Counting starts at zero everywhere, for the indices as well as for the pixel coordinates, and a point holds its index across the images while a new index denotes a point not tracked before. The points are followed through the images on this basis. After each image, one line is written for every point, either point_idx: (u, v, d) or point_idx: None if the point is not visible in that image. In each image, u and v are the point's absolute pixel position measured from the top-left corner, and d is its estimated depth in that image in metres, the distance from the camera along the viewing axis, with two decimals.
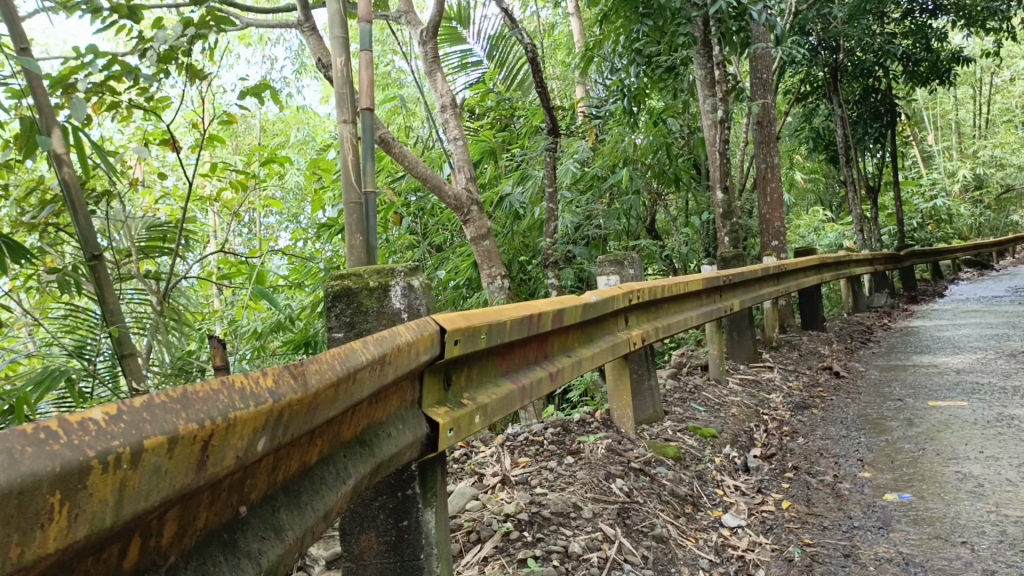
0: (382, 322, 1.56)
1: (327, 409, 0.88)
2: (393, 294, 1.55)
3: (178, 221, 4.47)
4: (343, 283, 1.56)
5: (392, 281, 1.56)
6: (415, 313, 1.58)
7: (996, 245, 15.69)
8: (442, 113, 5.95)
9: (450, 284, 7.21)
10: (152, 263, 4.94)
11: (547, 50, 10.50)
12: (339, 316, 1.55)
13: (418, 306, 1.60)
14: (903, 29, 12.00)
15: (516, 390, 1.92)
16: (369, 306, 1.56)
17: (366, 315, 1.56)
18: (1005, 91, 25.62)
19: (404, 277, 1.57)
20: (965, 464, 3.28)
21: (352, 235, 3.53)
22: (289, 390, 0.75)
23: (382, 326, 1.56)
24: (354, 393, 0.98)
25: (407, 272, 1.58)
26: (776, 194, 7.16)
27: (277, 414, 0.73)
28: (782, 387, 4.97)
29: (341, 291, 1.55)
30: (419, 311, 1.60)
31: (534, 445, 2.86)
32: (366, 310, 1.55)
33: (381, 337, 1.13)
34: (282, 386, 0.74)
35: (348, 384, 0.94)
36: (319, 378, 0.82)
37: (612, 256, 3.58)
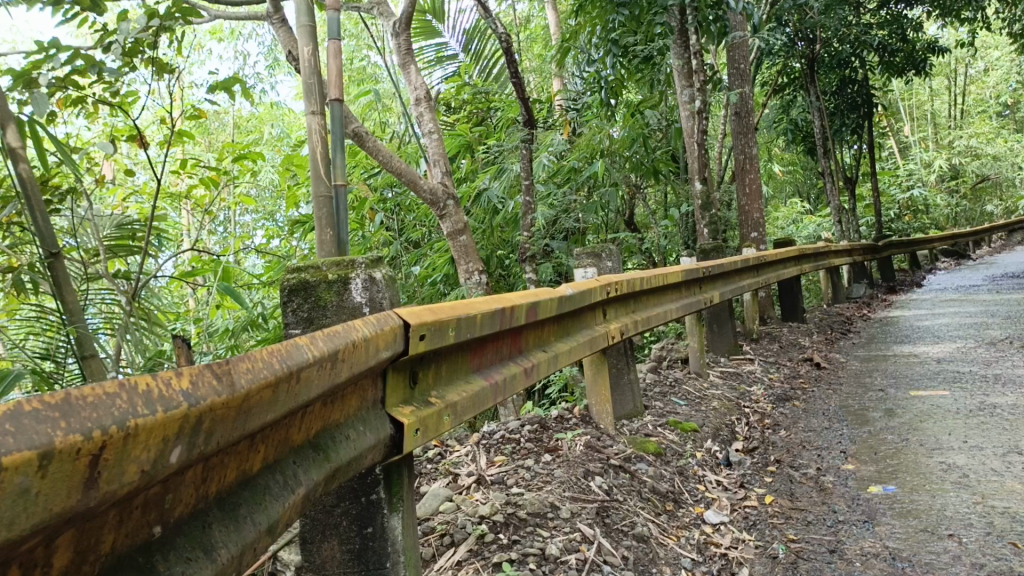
0: (341, 316, 1.49)
1: (265, 412, 0.79)
2: (353, 287, 1.47)
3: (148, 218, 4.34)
4: (299, 276, 1.49)
5: (353, 272, 1.48)
6: (378, 306, 1.50)
7: (972, 234, 15.81)
8: (416, 106, 5.85)
9: (428, 280, 7.10)
10: (121, 263, 4.80)
11: (524, 43, 10.42)
12: (296, 311, 1.49)
13: (380, 301, 1.52)
14: (879, 20, 12.02)
15: (488, 387, 1.83)
16: (328, 300, 1.49)
17: (325, 309, 1.49)
18: (978, 82, 25.86)
19: (365, 269, 1.50)
20: (949, 454, 3.24)
21: (321, 229, 3.43)
22: (211, 392, 0.66)
23: (341, 320, 1.48)
24: (299, 395, 0.89)
25: (368, 264, 1.50)
26: (755, 185, 7.13)
27: (195, 420, 0.65)
28: (763, 379, 4.92)
29: (297, 284, 1.48)
30: (381, 305, 1.52)
31: (510, 443, 2.78)
32: (325, 303, 1.48)
33: (333, 332, 1.04)
34: (202, 388, 0.66)
35: (292, 384, 0.85)
36: (251, 379, 0.74)
37: (589, 248, 3.50)
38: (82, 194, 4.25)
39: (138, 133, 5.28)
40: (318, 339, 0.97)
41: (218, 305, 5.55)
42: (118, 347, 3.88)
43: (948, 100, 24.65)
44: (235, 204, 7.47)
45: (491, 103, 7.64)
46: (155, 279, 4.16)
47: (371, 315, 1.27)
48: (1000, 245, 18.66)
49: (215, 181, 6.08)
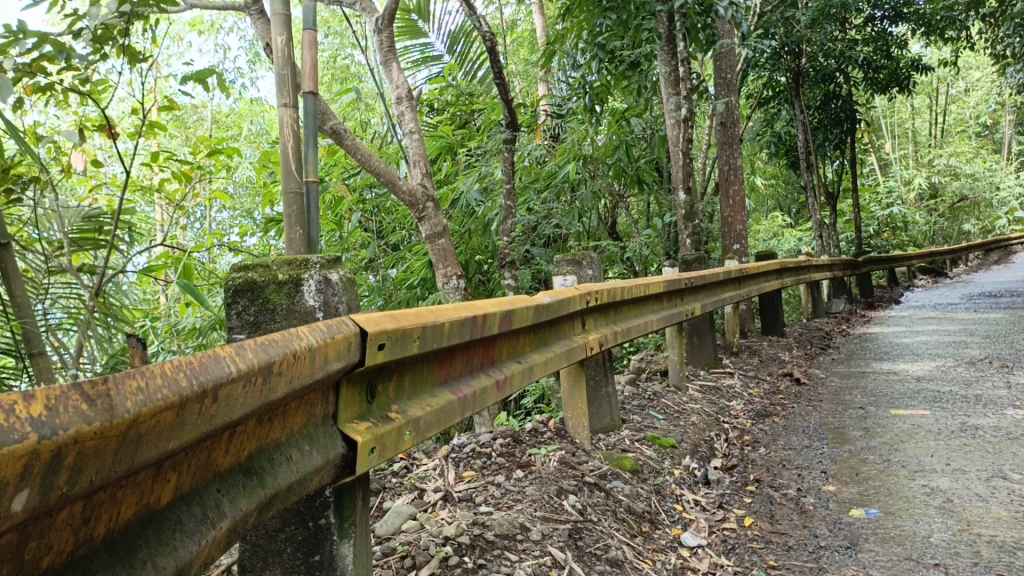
0: (290, 320, 1.44)
1: (157, 439, 0.70)
2: (305, 291, 1.43)
3: (117, 210, 4.10)
4: (246, 275, 1.45)
5: (306, 273, 1.44)
6: (331, 310, 1.45)
7: (950, 252, 15.88)
8: (397, 105, 5.69)
9: (405, 284, 6.93)
10: (86, 257, 4.62)
11: (509, 47, 10.31)
12: (242, 314, 1.44)
13: (335, 303, 1.48)
14: (864, 36, 12.02)
15: (455, 401, 1.70)
16: (276, 302, 1.45)
17: (274, 312, 1.44)
18: (959, 102, 26.07)
19: (319, 270, 1.45)
20: (931, 477, 3.14)
21: (290, 228, 3.27)
22: (72, 421, 0.59)
23: (293, 321, 1.44)
24: (213, 416, 0.78)
25: (323, 265, 1.45)
26: (738, 197, 7.05)
27: (49, 455, 0.56)
28: (742, 394, 4.82)
29: (244, 285, 1.44)
30: (336, 306, 1.47)
31: (480, 457, 2.64)
32: (276, 305, 1.44)
33: (268, 340, 0.92)
34: (60, 418, 0.58)
35: (202, 404, 0.76)
36: (134, 402, 0.66)
37: (569, 256, 3.39)
38: (46, 184, 4.04)
39: (108, 124, 5.10)
40: (246, 350, 0.86)
41: (186, 304, 5.36)
42: (78, 345, 3.66)
43: (929, 118, 24.82)
44: (208, 201, 7.28)
45: (474, 105, 7.50)
46: (122, 272, 3.95)
47: (323, 319, 1.15)
48: (977, 263, 18.75)
49: (188, 176, 5.90)
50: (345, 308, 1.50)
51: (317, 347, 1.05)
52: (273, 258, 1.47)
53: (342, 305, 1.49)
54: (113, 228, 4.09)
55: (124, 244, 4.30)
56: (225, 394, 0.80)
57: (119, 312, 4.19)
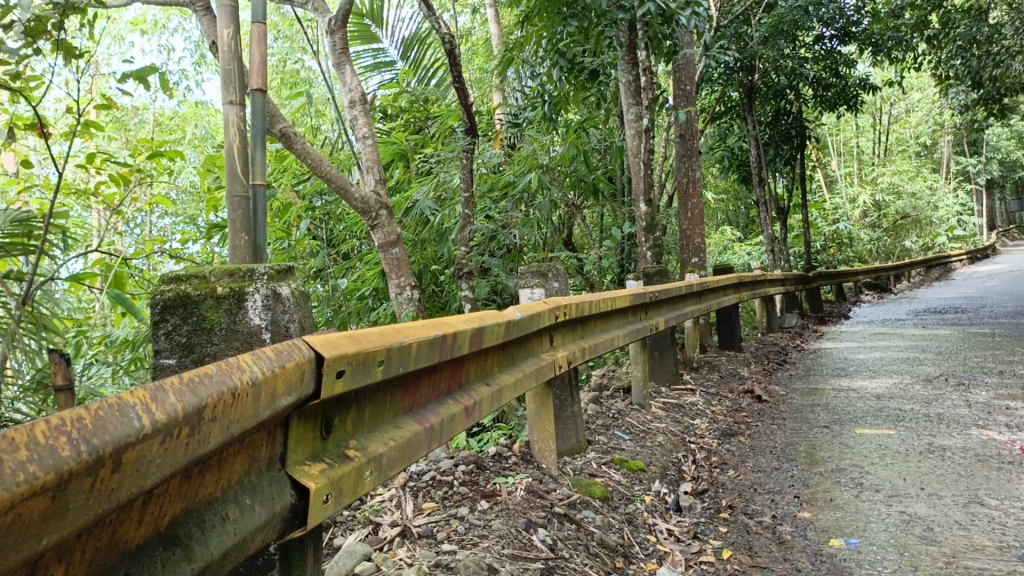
0: (231, 342, 1.31)
1: (10, 535, 0.50)
2: (249, 307, 1.30)
3: (50, 214, 3.80)
4: (178, 288, 1.31)
5: (248, 287, 1.32)
6: (278, 328, 1.34)
7: (894, 269, 16.10)
8: (351, 110, 5.43)
9: (356, 295, 6.66)
10: (14, 263, 4.29)
11: (464, 55, 10.13)
12: (174, 334, 1.30)
13: (281, 317, 1.35)
14: (814, 54, 12.10)
15: (421, 432, 1.49)
16: (214, 321, 1.32)
17: (211, 333, 1.32)
18: (901, 121, 26.61)
19: (265, 284, 1.34)
20: (908, 503, 3.01)
21: (235, 233, 3.00)
22: None
23: (236, 342, 1.31)
24: (111, 489, 0.59)
25: (270, 278, 1.35)
26: (697, 210, 6.96)
27: None
28: (706, 412, 4.68)
29: (175, 299, 1.30)
30: (281, 321, 1.34)
31: (441, 487, 2.43)
32: (213, 325, 1.31)
33: (197, 376, 0.72)
34: None
35: (88, 477, 0.57)
36: None
37: (534, 267, 3.17)
38: None
39: (40, 123, 4.76)
40: (166, 393, 0.67)
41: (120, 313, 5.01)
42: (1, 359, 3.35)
43: (874, 137, 25.31)
44: (148, 206, 6.92)
45: (430, 112, 7.28)
46: (53, 279, 3.64)
47: (277, 341, 0.95)
48: (920, 279, 19.06)
49: (127, 180, 5.58)
50: (295, 327, 1.37)
51: (268, 381, 0.86)
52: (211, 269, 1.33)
53: (293, 321, 1.37)
54: (45, 232, 3.79)
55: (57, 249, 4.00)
56: (130, 457, 0.60)
57: (51, 321, 3.89)
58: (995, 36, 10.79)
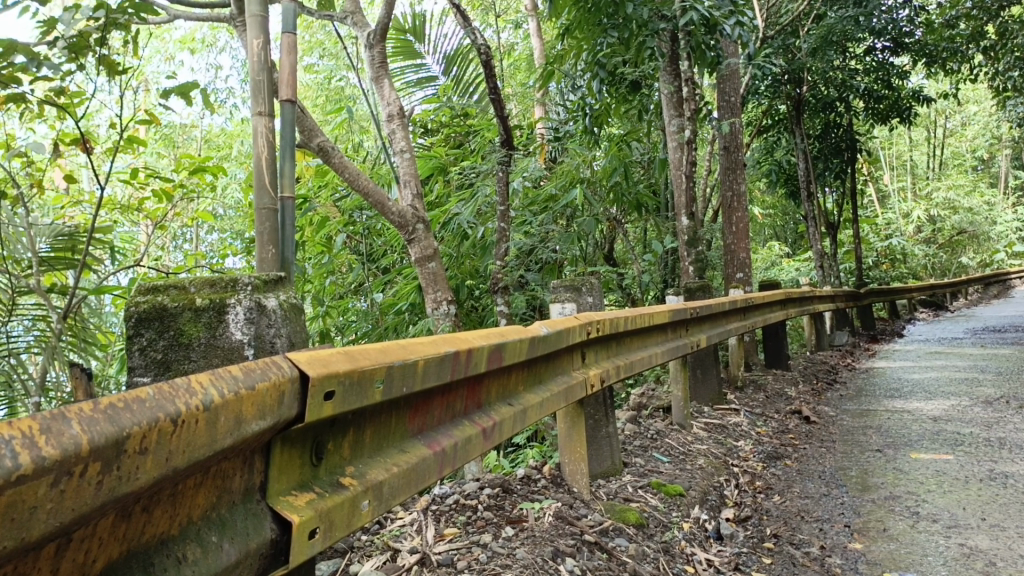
0: (210, 359, 1.30)
1: None
2: (231, 322, 1.31)
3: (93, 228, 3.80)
4: (154, 300, 1.29)
5: (231, 298, 1.32)
6: (262, 341, 1.34)
7: (950, 286, 15.58)
8: (388, 124, 5.37)
9: (394, 309, 6.61)
10: (61, 278, 4.28)
11: (507, 69, 10.07)
12: (149, 349, 1.28)
13: (265, 332, 1.35)
14: (864, 66, 11.79)
15: (431, 457, 1.38)
16: (194, 336, 1.30)
17: (188, 348, 1.29)
18: (956, 135, 25.92)
19: (250, 295, 1.34)
20: (968, 535, 2.80)
21: (263, 247, 2.93)
22: None
23: (217, 358, 1.31)
24: None
25: (256, 289, 1.35)
26: (742, 224, 6.77)
27: None
28: (750, 434, 4.50)
29: (150, 311, 1.28)
30: (265, 336, 1.35)
31: (465, 511, 2.31)
32: (192, 338, 1.30)
33: (116, 405, 0.63)
34: None
35: None
36: None
37: (567, 281, 3.07)
38: (20, 199, 3.73)
39: (84, 138, 4.76)
40: (68, 424, 0.58)
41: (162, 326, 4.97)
42: (41, 374, 3.34)
43: (928, 151, 24.66)
44: (192, 222, 6.97)
45: (470, 126, 7.27)
46: (96, 293, 3.62)
47: (253, 359, 0.86)
48: (977, 297, 18.43)
49: (170, 195, 5.61)
50: (280, 343, 1.37)
51: (227, 406, 0.77)
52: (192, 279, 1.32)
53: (281, 336, 1.38)
54: (88, 247, 3.79)
55: (102, 264, 4.00)
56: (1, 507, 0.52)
57: (94, 333, 3.91)
58: None
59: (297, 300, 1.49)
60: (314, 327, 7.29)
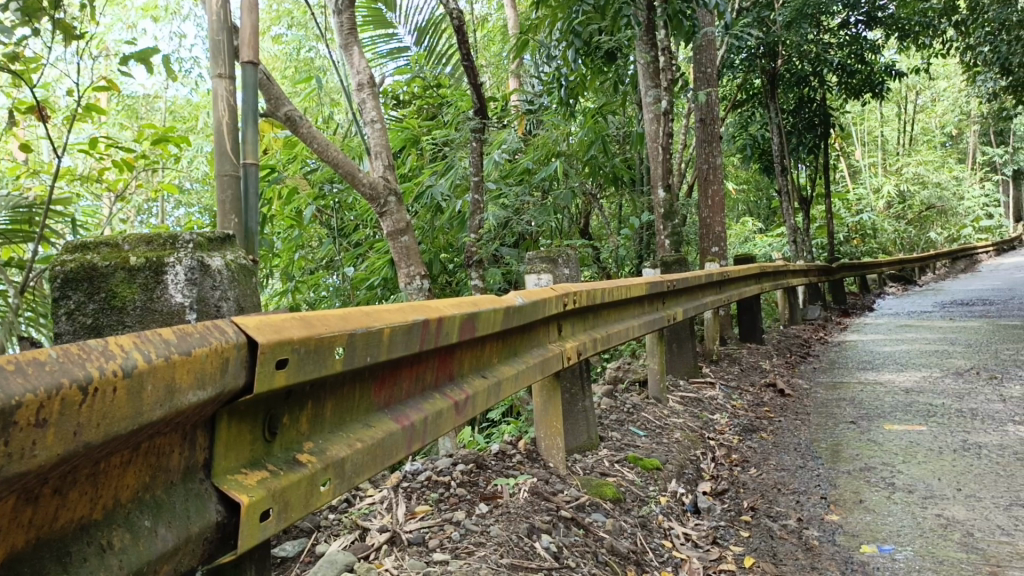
0: (147, 324, 1.26)
1: None
2: (170, 283, 1.25)
3: (50, 199, 3.62)
4: (82, 259, 1.23)
5: (170, 258, 1.26)
6: (204, 302, 1.29)
7: (919, 260, 15.71)
8: (358, 93, 5.21)
9: (365, 284, 6.50)
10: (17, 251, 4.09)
11: (479, 40, 9.91)
12: (81, 315, 1.23)
13: (208, 293, 1.30)
14: (838, 40, 11.72)
15: (398, 432, 1.30)
16: (129, 299, 1.25)
17: (120, 312, 1.24)
18: (926, 110, 26.12)
19: (193, 253, 1.29)
20: (944, 506, 2.77)
21: (223, 215, 2.74)
22: None
23: (156, 322, 1.26)
24: None
25: (199, 248, 1.30)
26: (717, 197, 6.72)
27: None
28: (726, 407, 4.46)
29: (78, 272, 1.22)
30: (209, 298, 1.30)
31: (437, 488, 2.23)
32: (128, 302, 1.24)
33: (8, 368, 0.53)
34: None
35: None
36: None
37: (544, 252, 2.98)
38: None
39: (39, 106, 4.54)
40: None
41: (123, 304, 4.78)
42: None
43: (898, 127, 24.81)
44: (156, 195, 6.76)
45: (443, 98, 7.16)
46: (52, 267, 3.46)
47: (190, 323, 0.77)
48: (945, 271, 18.61)
49: (131, 165, 5.40)
50: (225, 306, 1.33)
51: (154, 372, 0.69)
52: (126, 236, 1.25)
53: (229, 297, 1.34)
54: (44, 219, 3.61)
55: (59, 237, 3.82)
56: None
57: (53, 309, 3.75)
58: None
59: (248, 259, 1.44)
60: (283, 303, 7.15)
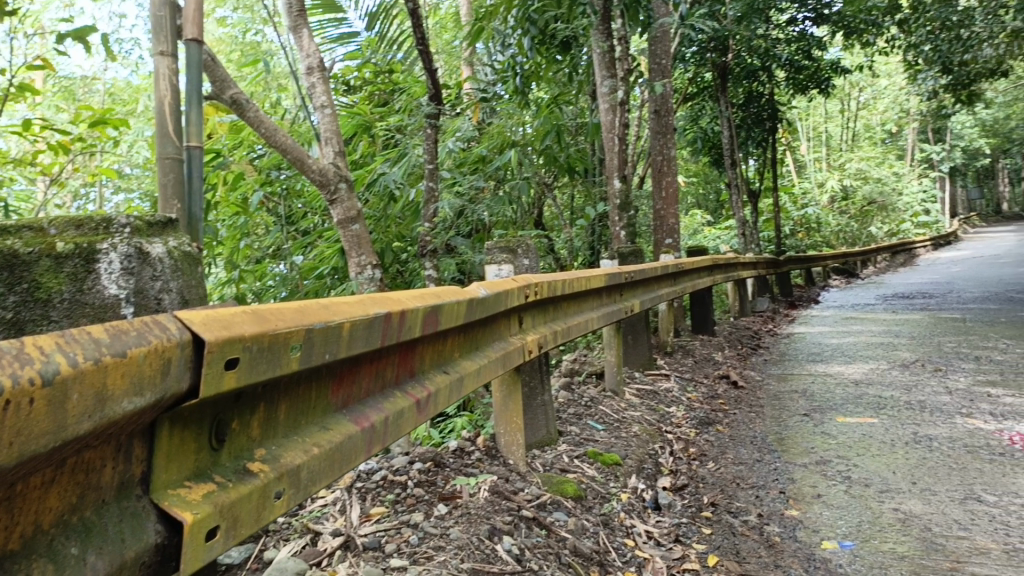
0: (77, 317, 1.14)
1: None
2: (105, 274, 1.16)
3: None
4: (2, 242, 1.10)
5: (103, 244, 1.17)
6: (142, 291, 1.21)
7: (862, 254, 16.03)
8: (308, 77, 5.04)
9: (314, 273, 6.34)
10: None
11: (432, 27, 9.76)
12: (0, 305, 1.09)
13: (148, 285, 1.22)
14: (786, 36, 11.85)
15: (356, 434, 1.20)
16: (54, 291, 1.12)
17: (46, 303, 1.11)
18: (868, 107, 26.69)
19: (129, 239, 1.20)
20: (901, 500, 2.76)
21: (165, 201, 2.54)
22: None
23: (87, 317, 1.16)
24: None
25: (135, 233, 1.21)
26: (671, 189, 6.70)
27: None
28: (681, 400, 4.44)
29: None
30: (148, 290, 1.22)
31: (393, 488, 2.13)
32: (55, 294, 1.12)
33: None
34: None
35: None
36: None
37: (503, 242, 2.90)
38: None
39: None
40: None
41: None
42: None
43: (841, 123, 25.30)
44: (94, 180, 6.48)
45: (396, 84, 7.02)
46: None
47: (124, 319, 0.67)
48: (886, 264, 19.03)
49: (68, 148, 5.14)
50: (167, 299, 1.24)
51: (81, 379, 0.58)
52: (52, 220, 1.16)
53: (173, 289, 1.26)
54: None
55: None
56: None
57: None
58: (966, 22, 10.61)
59: (190, 247, 1.35)
60: (228, 293, 6.95)
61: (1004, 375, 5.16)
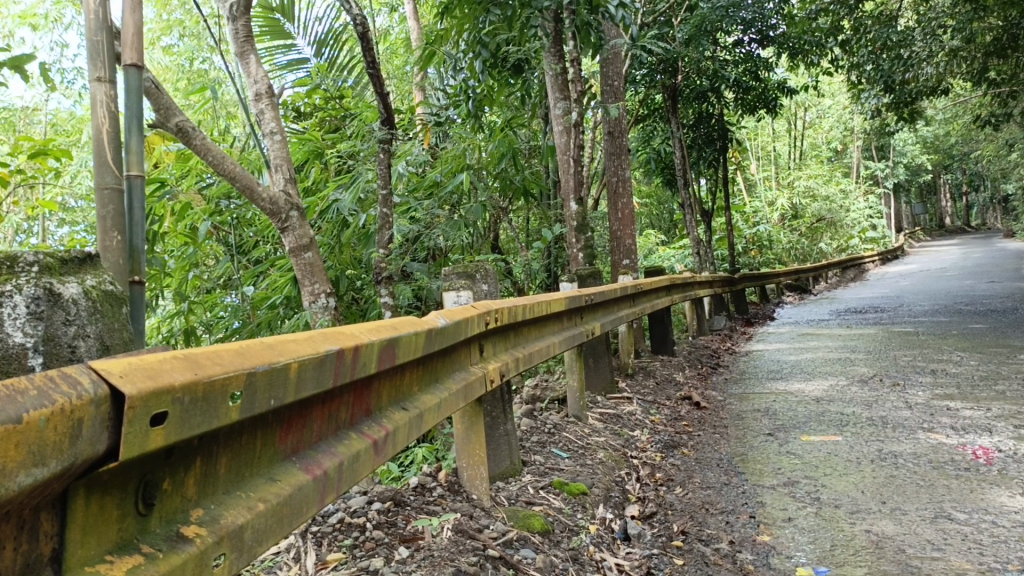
0: None
1: None
2: (9, 319, 1.07)
3: None
4: None
5: (6, 286, 1.08)
6: (54, 335, 1.12)
7: (813, 270, 16.25)
8: (256, 104, 4.91)
9: (266, 304, 6.19)
10: None
11: (382, 53, 9.68)
12: None
13: (59, 331, 1.13)
14: (734, 57, 12.00)
15: (307, 484, 1.10)
16: None
17: None
18: (814, 126, 27.24)
19: (39, 280, 1.12)
20: (873, 521, 2.72)
21: (105, 232, 2.37)
22: None
23: None
24: None
25: (44, 274, 1.13)
26: (627, 209, 6.68)
27: None
28: (645, 423, 4.37)
29: None
30: (60, 337, 1.12)
31: (351, 532, 2.02)
32: None
33: None
34: None
35: None
36: None
37: (460, 267, 2.81)
38: None
39: None
40: None
41: None
42: None
43: (789, 142, 25.75)
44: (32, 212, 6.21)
45: (347, 110, 6.92)
46: None
47: (22, 377, 0.57)
48: (837, 280, 19.31)
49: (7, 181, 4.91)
50: (83, 346, 1.15)
51: None
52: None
53: (89, 335, 1.17)
54: None
55: None
56: None
57: None
58: (906, 41, 10.70)
59: (113, 287, 1.28)
60: (176, 326, 6.74)
61: (961, 388, 5.20)
